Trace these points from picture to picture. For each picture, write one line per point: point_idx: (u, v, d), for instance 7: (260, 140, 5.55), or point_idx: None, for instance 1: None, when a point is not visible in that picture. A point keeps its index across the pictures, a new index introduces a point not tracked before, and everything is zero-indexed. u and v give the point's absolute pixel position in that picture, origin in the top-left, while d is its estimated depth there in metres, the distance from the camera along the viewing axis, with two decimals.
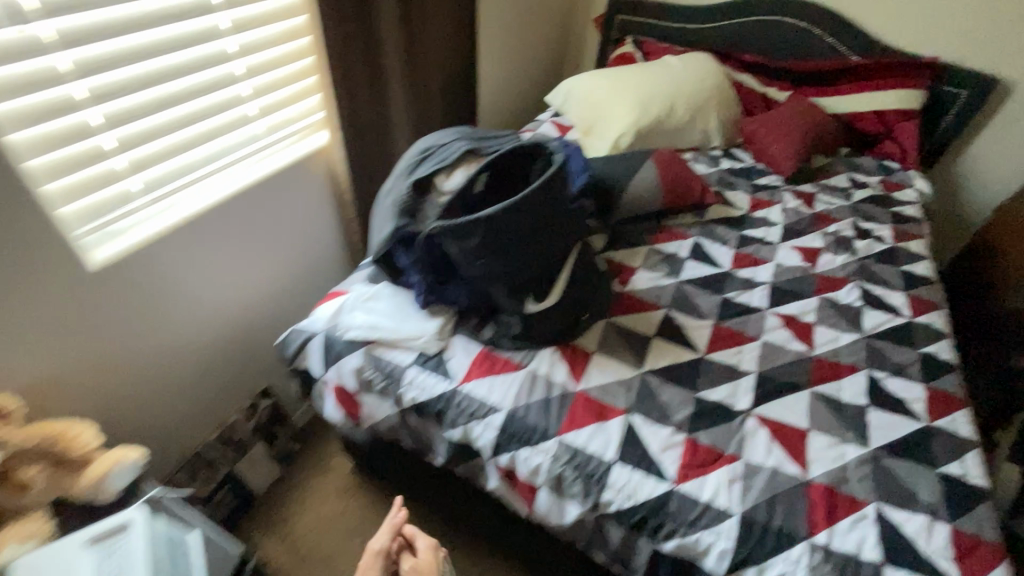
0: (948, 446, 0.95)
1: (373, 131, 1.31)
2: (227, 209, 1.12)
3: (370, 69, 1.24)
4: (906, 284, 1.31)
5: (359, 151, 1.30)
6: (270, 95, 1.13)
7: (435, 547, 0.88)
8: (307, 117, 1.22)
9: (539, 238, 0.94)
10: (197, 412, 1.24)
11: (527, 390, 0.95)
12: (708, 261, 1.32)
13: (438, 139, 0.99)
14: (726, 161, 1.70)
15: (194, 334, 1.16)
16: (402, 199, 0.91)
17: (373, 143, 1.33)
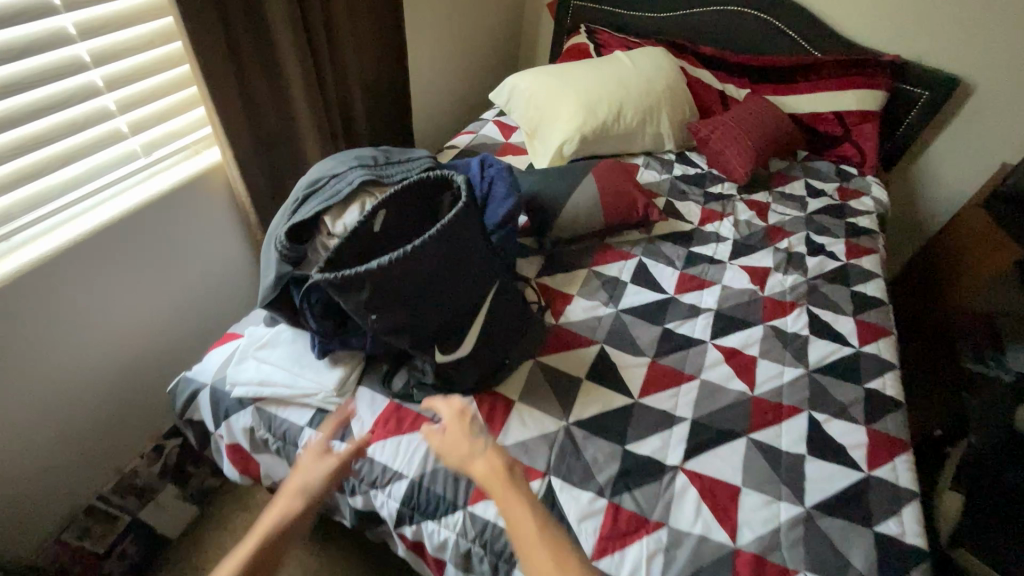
0: (887, 500, 0.89)
1: (281, 143, 1.18)
2: (109, 243, 0.98)
3: (270, 77, 1.09)
4: (856, 306, 1.24)
5: (265, 165, 1.17)
6: (144, 111, 0.98)
7: (457, 412, 0.85)
8: (194, 132, 1.08)
9: (443, 281, 0.82)
10: (92, 461, 1.12)
11: (435, 452, 0.86)
12: (650, 285, 1.22)
13: (327, 171, 0.86)
14: (678, 166, 1.61)
15: (77, 382, 1.03)
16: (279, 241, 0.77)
17: (282, 156, 1.19)
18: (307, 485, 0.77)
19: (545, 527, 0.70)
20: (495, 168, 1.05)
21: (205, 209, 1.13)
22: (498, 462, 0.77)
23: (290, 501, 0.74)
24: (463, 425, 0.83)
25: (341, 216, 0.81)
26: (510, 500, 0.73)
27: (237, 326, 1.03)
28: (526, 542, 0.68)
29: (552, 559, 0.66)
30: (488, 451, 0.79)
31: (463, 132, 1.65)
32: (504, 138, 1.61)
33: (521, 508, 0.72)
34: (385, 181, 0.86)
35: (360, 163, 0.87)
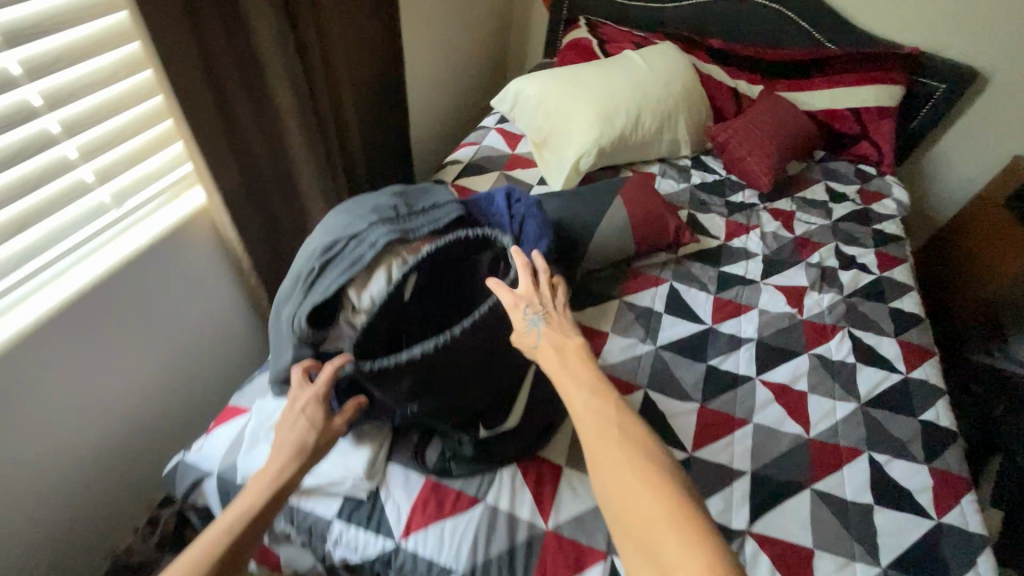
0: (963, 548, 0.85)
1: (274, 178, 1.03)
2: (81, 312, 0.83)
3: (258, 108, 0.95)
4: (896, 325, 1.19)
5: (256, 204, 1.02)
6: (113, 156, 0.83)
7: (526, 296, 0.70)
8: (171, 174, 0.93)
9: (493, 356, 0.72)
10: (81, 550, 0.99)
11: (485, 539, 0.77)
12: (686, 315, 1.14)
13: (342, 230, 0.74)
14: (696, 174, 1.52)
15: (59, 472, 0.89)
16: (299, 324, 0.66)
17: (276, 192, 1.05)
18: (300, 450, 0.62)
19: (608, 402, 0.59)
20: (524, 205, 0.94)
21: (189, 259, 0.98)
22: (572, 345, 0.65)
23: (281, 464, 0.60)
24: (524, 310, 0.68)
25: (367, 285, 0.70)
26: (574, 380, 0.62)
27: (239, 397, 0.91)
28: (583, 422, 0.57)
29: (614, 437, 0.55)
30: (549, 335, 0.66)
31: (465, 142, 1.52)
32: (511, 149, 1.48)
33: (582, 392, 0.60)
34: (411, 237, 0.75)
35: (380, 217, 0.75)
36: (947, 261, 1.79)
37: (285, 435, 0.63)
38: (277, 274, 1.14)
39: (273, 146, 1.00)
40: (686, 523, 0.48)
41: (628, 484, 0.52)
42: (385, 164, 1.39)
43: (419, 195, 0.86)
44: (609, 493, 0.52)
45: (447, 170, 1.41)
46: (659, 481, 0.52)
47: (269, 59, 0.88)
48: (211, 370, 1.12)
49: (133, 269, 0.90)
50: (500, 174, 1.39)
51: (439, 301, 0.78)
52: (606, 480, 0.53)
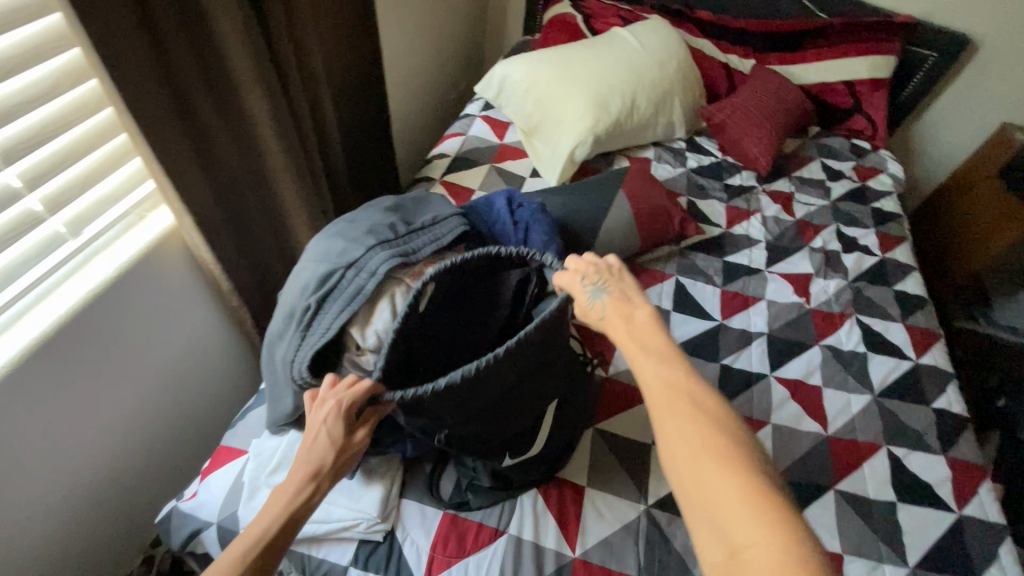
0: (985, 539, 0.85)
1: (250, 190, 0.93)
2: (49, 363, 0.73)
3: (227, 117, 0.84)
4: (902, 309, 1.17)
5: (232, 221, 0.92)
6: (62, 180, 0.72)
7: (585, 270, 0.64)
8: (131, 195, 0.82)
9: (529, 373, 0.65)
10: None
11: (512, 574, 0.73)
12: (695, 311, 1.10)
13: (336, 257, 0.66)
14: (692, 156, 1.46)
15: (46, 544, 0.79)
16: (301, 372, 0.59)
17: (253, 206, 0.95)
18: (320, 468, 0.55)
19: (682, 370, 0.51)
20: (529, 211, 0.87)
21: (164, 288, 0.88)
22: (641, 315, 0.59)
23: (300, 483, 0.54)
24: (582, 284, 0.62)
25: (371, 319, 0.63)
26: (643, 347, 0.55)
27: (231, 436, 0.84)
28: (649, 388, 0.51)
29: (683, 406, 0.48)
30: (613, 308, 0.60)
31: (449, 133, 1.42)
32: (499, 138, 1.40)
33: (652, 358, 0.53)
34: (413, 260, 0.67)
35: (378, 239, 0.67)
36: (941, 228, 1.79)
37: (303, 448, 0.56)
38: (261, 293, 1.05)
39: (247, 156, 0.89)
40: (768, 503, 0.41)
41: (698, 454, 0.45)
42: (366, 162, 1.29)
43: (415, 207, 0.78)
44: (675, 463, 0.46)
45: (433, 165, 1.32)
46: (733, 455, 0.44)
47: (234, 58, 0.77)
48: (200, 402, 1.03)
49: (103, 306, 0.79)
50: (491, 167, 1.31)
51: (460, 316, 0.68)
52: (672, 448, 0.46)
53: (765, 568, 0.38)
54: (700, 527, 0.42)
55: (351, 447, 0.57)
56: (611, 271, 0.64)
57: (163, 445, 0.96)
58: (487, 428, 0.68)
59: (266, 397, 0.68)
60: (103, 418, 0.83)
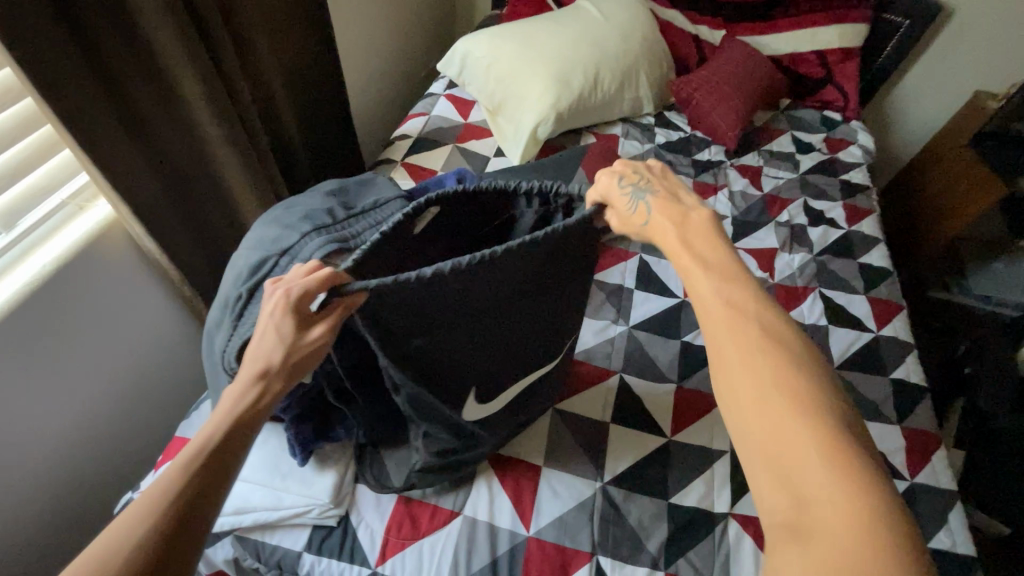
0: (935, 507, 0.86)
1: (198, 179, 0.91)
2: None
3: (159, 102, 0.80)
4: (865, 282, 1.18)
5: (179, 211, 0.90)
6: None
7: (622, 171, 0.59)
8: (63, 185, 0.79)
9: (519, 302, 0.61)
10: None
11: (466, 554, 0.74)
12: (658, 289, 1.10)
13: (271, 245, 0.64)
14: (661, 132, 1.44)
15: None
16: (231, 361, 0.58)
17: (202, 195, 0.93)
18: (271, 365, 0.49)
19: (744, 281, 0.46)
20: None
21: (110, 279, 0.86)
22: (699, 220, 0.53)
23: (247, 381, 0.48)
24: (620, 188, 0.57)
25: None
26: (699, 258, 0.49)
27: (185, 427, 0.84)
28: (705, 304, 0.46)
29: (750, 333, 0.42)
30: (660, 211, 0.54)
31: (413, 113, 1.39)
32: (463, 117, 1.37)
33: (710, 273, 0.47)
34: (352, 245, 0.66)
35: (313, 225, 0.66)
36: (915, 201, 1.78)
37: (254, 350, 0.50)
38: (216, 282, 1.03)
39: (190, 142, 0.86)
40: (839, 450, 0.36)
41: (760, 378, 0.40)
42: (326, 145, 1.26)
43: (359, 191, 0.76)
44: (731, 388, 0.41)
45: (395, 146, 1.29)
46: (801, 390, 0.39)
47: (159, 37, 0.73)
48: (160, 393, 1.02)
49: (41, 301, 0.77)
50: (454, 147, 1.29)
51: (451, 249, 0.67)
52: (729, 374, 0.42)
53: (830, 520, 0.34)
54: (752, 459, 0.39)
55: (305, 345, 0.51)
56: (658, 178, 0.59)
57: (122, 437, 0.96)
58: (469, 361, 0.64)
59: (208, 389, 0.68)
60: (54, 412, 0.82)
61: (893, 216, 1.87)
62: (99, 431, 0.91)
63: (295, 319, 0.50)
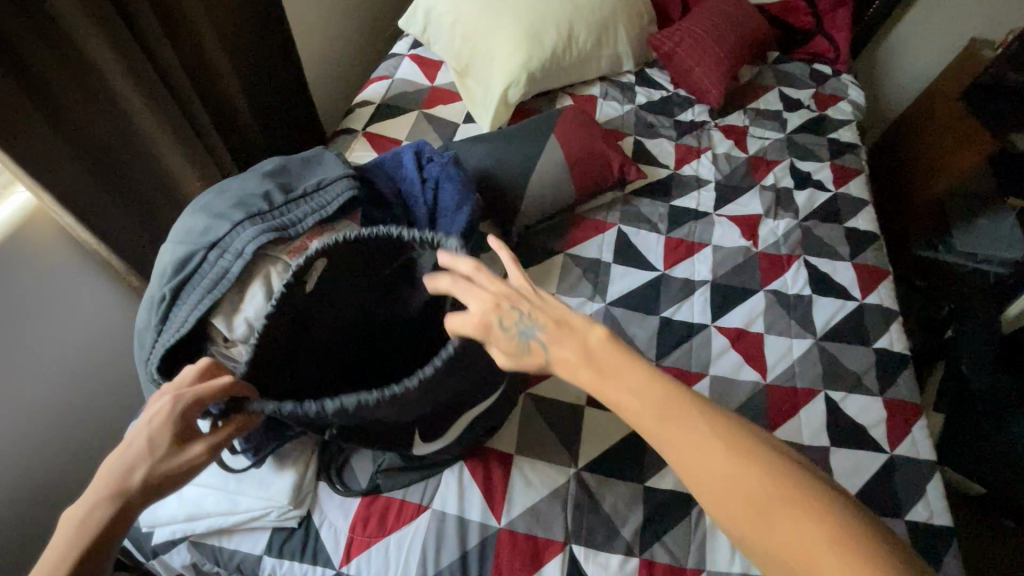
0: (914, 479, 0.85)
1: (131, 158, 0.82)
2: None
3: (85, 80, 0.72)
4: (851, 248, 1.13)
5: (113, 193, 0.81)
6: None
7: (494, 304, 0.51)
8: None
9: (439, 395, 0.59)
10: None
11: (434, 550, 0.71)
12: (637, 261, 1.05)
13: (198, 237, 0.58)
14: (641, 91, 1.35)
15: None
16: (157, 367, 0.53)
17: (137, 176, 0.84)
18: (129, 482, 0.46)
19: (680, 403, 0.45)
20: (437, 165, 0.78)
21: (37, 274, 0.79)
22: (595, 340, 0.49)
23: (102, 498, 0.45)
24: (501, 326, 0.50)
25: (240, 307, 0.56)
26: (619, 386, 0.46)
27: None
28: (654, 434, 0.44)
29: (713, 450, 0.43)
30: (556, 343, 0.49)
31: (375, 76, 1.29)
32: (429, 80, 1.27)
33: (639, 400, 0.45)
34: (290, 234, 0.60)
35: (247, 213, 0.59)
36: (905, 159, 1.72)
37: (113, 461, 0.47)
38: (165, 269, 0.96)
39: (118, 118, 0.77)
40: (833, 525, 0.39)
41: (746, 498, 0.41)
42: (280, 115, 1.17)
43: (301, 170, 0.69)
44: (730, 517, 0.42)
45: (355, 114, 1.20)
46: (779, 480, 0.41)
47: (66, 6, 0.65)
48: (115, 388, 0.97)
49: None
50: (419, 113, 1.20)
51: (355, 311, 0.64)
52: (709, 488, 0.42)
53: None
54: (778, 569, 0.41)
55: (179, 465, 0.48)
56: (521, 292, 0.52)
57: (77, 435, 0.92)
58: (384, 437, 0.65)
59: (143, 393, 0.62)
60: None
61: (884, 175, 1.81)
62: (49, 431, 0.87)
63: (172, 433, 0.48)
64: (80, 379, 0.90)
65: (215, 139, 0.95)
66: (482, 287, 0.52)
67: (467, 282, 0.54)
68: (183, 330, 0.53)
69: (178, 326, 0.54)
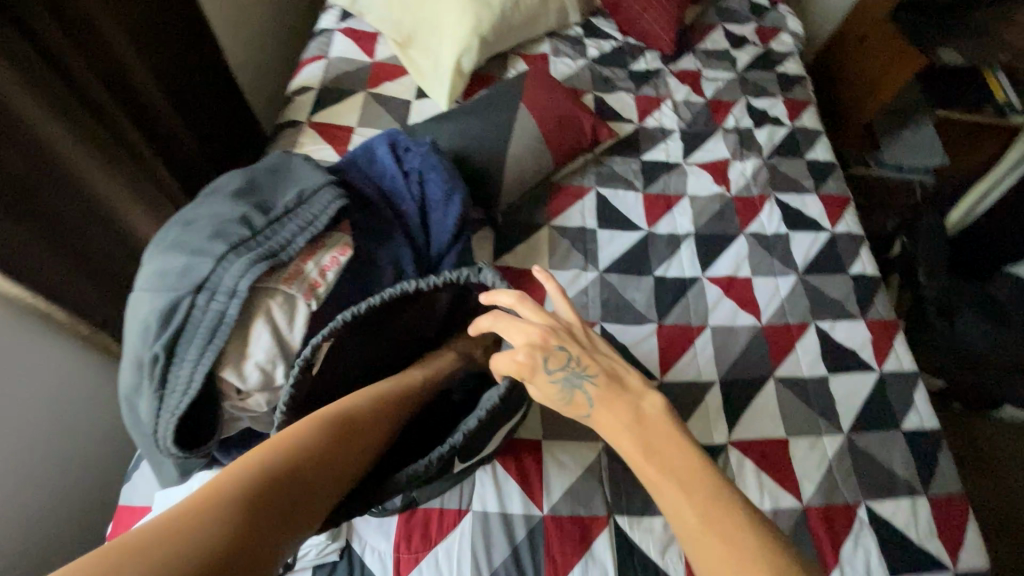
0: (903, 390, 0.92)
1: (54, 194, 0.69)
2: None
3: None
4: (814, 179, 1.17)
5: (42, 236, 0.69)
6: None
7: (538, 345, 0.57)
8: None
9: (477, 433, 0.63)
10: None
11: (485, 551, 0.70)
12: (621, 223, 1.04)
13: (178, 279, 0.51)
14: (591, 43, 1.31)
15: None
16: (169, 437, 0.47)
17: (65, 212, 0.71)
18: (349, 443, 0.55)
19: (714, 494, 0.46)
20: (417, 155, 0.72)
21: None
22: (645, 405, 0.53)
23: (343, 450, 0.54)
24: (546, 367, 0.56)
25: (247, 352, 0.51)
26: (650, 451, 0.49)
27: (129, 493, 0.69)
28: (683, 517, 0.45)
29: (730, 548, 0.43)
30: (599, 398, 0.54)
31: (306, 57, 1.17)
32: (368, 55, 1.16)
33: (666, 473, 0.47)
34: (283, 260, 0.54)
35: (229, 245, 0.52)
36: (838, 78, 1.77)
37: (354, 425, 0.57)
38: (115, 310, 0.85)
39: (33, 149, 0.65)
40: None
41: None
42: (210, 115, 1.04)
43: (273, 182, 0.62)
44: None
45: (295, 103, 1.08)
46: None
47: None
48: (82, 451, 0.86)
49: None
50: (367, 95, 1.10)
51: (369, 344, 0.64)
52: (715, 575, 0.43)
53: None
54: None
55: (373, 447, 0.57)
56: (572, 333, 0.59)
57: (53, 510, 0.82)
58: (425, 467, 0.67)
59: (148, 460, 0.56)
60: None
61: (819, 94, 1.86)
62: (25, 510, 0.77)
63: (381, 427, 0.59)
64: (46, 447, 0.80)
65: (146, 153, 0.82)
66: (525, 329, 0.58)
67: (520, 325, 0.59)
68: (190, 392, 0.47)
69: (182, 389, 0.47)
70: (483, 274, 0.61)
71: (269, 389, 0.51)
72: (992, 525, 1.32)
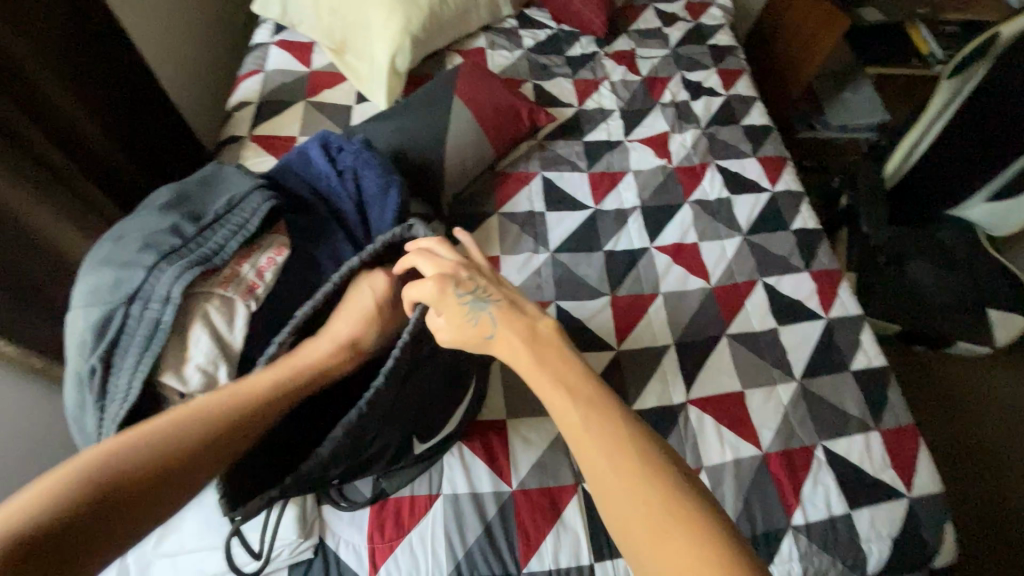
0: (850, 333, 0.96)
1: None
2: None
3: None
4: (753, 144, 1.21)
5: None
6: None
7: (449, 274, 0.58)
8: None
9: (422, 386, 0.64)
10: None
11: (458, 531, 0.72)
12: (568, 204, 1.06)
13: (110, 292, 0.51)
14: (526, 34, 1.33)
15: None
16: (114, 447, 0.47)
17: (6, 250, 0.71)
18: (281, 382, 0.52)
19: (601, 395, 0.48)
20: (350, 153, 0.73)
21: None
22: (541, 326, 0.54)
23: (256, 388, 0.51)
24: (456, 292, 0.56)
25: (187, 356, 0.52)
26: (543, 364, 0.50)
27: None
28: (566, 411, 0.47)
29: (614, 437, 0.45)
30: (502, 318, 0.54)
31: (243, 73, 1.17)
32: (305, 64, 1.17)
33: (557, 382, 0.49)
34: (217, 263, 0.55)
35: (160, 253, 0.53)
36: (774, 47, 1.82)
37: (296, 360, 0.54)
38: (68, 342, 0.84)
39: None
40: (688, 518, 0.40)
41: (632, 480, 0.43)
42: (148, 141, 1.04)
43: (203, 191, 0.62)
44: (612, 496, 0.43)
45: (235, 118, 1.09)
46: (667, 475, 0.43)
47: None
48: None
49: None
50: (306, 103, 1.11)
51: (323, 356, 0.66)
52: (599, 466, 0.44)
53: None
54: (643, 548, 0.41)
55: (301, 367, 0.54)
56: (482, 271, 0.61)
57: None
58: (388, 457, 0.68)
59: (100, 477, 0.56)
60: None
61: (758, 64, 1.91)
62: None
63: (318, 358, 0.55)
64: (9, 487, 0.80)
65: (81, 180, 0.82)
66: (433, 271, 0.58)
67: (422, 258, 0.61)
68: (131, 400, 0.48)
69: (123, 398, 0.48)
70: (415, 230, 0.65)
71: (215, 391, 0.53)
72: (952, 457, 1.38)
